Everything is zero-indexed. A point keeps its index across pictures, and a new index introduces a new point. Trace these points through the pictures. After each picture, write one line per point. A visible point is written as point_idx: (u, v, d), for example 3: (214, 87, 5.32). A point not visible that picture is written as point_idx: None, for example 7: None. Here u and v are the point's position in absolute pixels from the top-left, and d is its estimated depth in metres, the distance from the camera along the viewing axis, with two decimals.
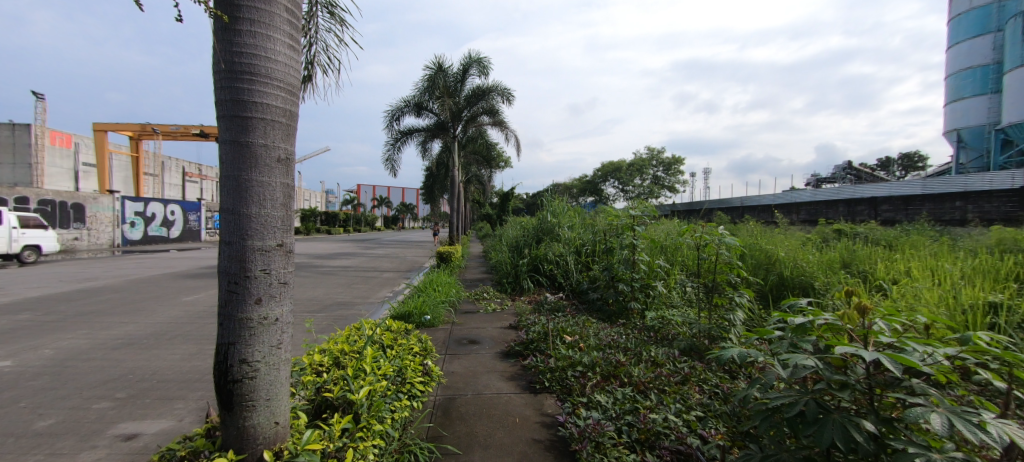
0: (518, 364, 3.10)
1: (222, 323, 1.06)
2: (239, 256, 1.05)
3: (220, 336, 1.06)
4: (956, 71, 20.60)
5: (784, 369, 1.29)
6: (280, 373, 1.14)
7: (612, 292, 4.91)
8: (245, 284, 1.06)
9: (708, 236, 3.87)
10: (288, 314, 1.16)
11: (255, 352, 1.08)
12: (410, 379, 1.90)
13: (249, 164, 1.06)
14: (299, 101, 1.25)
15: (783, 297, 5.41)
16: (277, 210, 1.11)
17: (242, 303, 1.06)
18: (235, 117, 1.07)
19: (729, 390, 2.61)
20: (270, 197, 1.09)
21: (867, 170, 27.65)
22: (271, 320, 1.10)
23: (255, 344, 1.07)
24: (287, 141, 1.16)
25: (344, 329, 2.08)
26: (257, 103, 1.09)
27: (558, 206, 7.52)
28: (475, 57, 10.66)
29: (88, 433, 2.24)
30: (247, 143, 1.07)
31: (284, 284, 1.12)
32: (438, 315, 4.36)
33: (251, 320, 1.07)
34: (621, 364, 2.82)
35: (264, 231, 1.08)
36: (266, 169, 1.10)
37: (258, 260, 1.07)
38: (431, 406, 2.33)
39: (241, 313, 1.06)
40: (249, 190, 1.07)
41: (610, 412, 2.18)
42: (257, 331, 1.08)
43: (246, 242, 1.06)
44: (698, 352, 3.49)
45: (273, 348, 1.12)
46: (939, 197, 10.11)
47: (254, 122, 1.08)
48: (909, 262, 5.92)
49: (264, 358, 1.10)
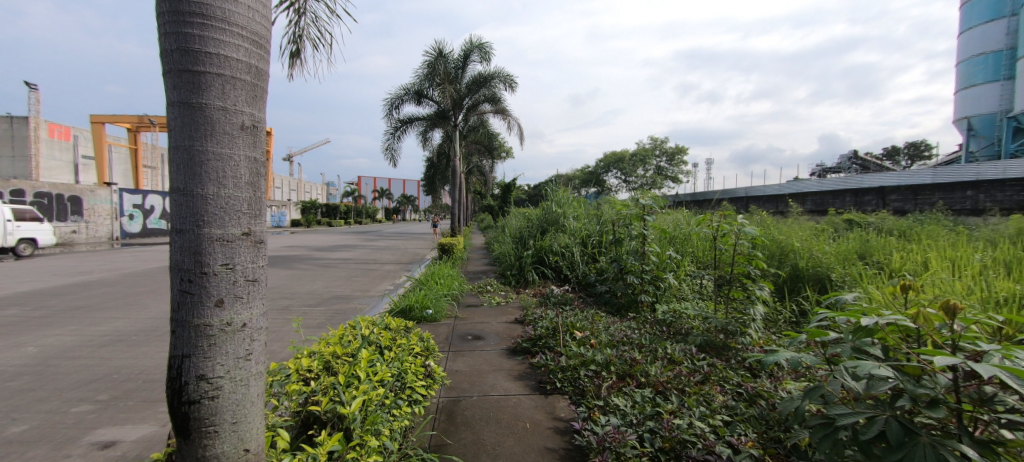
0: (527, 362, 2.91)
1: (176, 332, 0.89)
2: (195, 247, 0.88)
3: (174, 347, 0.90)
4: (968, 57, 20.06)
5: (854, 379, 1.10)
6: (250, 389, 0.98)
7: (620, 284, 4.71)
8: (202, 282, 0.88)
9: (726, 225, 3.59)
10: (262, 317, 0.99)
11: (219, 365, 0.91)
12: (411, 384, 1.70)
13: (203, 132, 0.89)
14: (269, 58, 1.07)
15: (798, 290, 5.22)
16: (243, 189, 0.94)
17: (199, 307, 0.89)
18: (183, 72, 0.89)
19: (754, 390, 2.46)
20: (232, 174, 0.91)
21: (873, 159, 27.27)
22: (235, 326, 0.93)
23: (215, 356, 0.90)
24: (253, 105, 0.98)
25: (337, 328, 1.88)
26: (210, 55, 0.90)
27: (563, 196, 7.28)
28: (475, 43, 10.34)
29: (62, 440, 2.07)
30: (201, 107, 0.89)
31: (252, 282, 0.95)
32: (441, 309, 4.19)
33: (210, 327, 0.89)
34: (636, 362, 2.64)
35: (226, 217, 0.90)
36: (226, 139, 0.92)
37: (218, 253, 0.90)
38: (433, 410, 2.15)
39: (198, 318, 0.89)
40: (205, 165, 0.89)
41: (630, 417, 2.00)
42: (219, 340, 0.91)
43: (202, 230, 0.88)
44: (714, 348, 3.32)
45: (240, 360, 0.94)
46: (949, 186, 9.93)
47: (208, 78, 0.90)
48: (928, 252, 5.71)
49: (228, 373, 0.93)
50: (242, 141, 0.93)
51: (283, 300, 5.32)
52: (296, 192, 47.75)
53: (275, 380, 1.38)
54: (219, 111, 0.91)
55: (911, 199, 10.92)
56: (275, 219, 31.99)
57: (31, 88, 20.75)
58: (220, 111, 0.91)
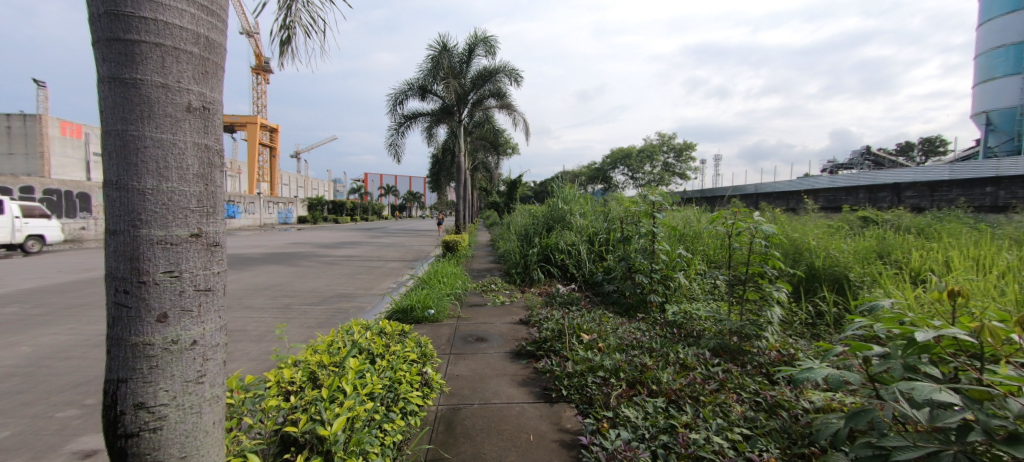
0: (531, 367, 2.77)
1: (113, 354, 0.88)
2: (134, 252, 0.86)
3: (110, 371, 0.88)
4: (988, 49, 19.42)
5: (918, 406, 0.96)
6: (202, 417, 0.96)
7: (629, 284, 4.55)
8: (139, 294, 0.86)
9: (741, 223, 3.38)
10: (218, 333, 0.98)
11: (162, 391, 0.89)
12: (404, 394, 1.56)
13: (141, 115, 0.86)
14: (222, 29, 1.02)
15: (813, 290, 5.03)
16: (193, 183, 0.91)
17: (139, 322, 0.87)
18: (113, 40, 0.85)
19: (774, 400, 2.31)
20: (175, 164, 0.88)
21: (887, 156, 26.68)
22: (183, 344, 0.91)
23: (156, 380, 0.88)
24: (202, 83, 0.94)
25: (326, 334, 1.76)
26: (143, 21, 0.86)
27: (569, 192, 7.11)
28: (480, 37, 10.18)
29: (44, 448, 1.97)
30: (136, 83, 0.86)
31: (204, 291, 0.93)
32: (443, 309, 4.08)
33: (152, 347, 0.88)
34: (648, 368, 2.49)
35: (167, 218, 0.87)
36: (167, 121, 0.89)
37: (159, 257, 0.87)
38: (431, 421, 2.02)
39: (138, 336, 0.87)
40: (142, 153, 0.86)
41: (641, 431, 1.86)
42: (162, 362, 0.89)
43: (139, 232, 0.85)
44: (727, 352, 3.18)
45: (189, 383, 0.93)
46: (968, 182, 9.61)
47: (144, 48, 0.86)
48: (949, 251, 5.48)
49: (174, 400, 0.90)
50: (188, 125, 0.90)
51: (285, 298, 5.23)
52: (303, 189, 47.97)
53: (245, 397, 1.23)
54: (159, 88, 0.87)
55: (927, 197, 10.61)
56: (281, 215, 32.13)
57: (41, 86, 20.89)
58: (161, 89, 0.88)
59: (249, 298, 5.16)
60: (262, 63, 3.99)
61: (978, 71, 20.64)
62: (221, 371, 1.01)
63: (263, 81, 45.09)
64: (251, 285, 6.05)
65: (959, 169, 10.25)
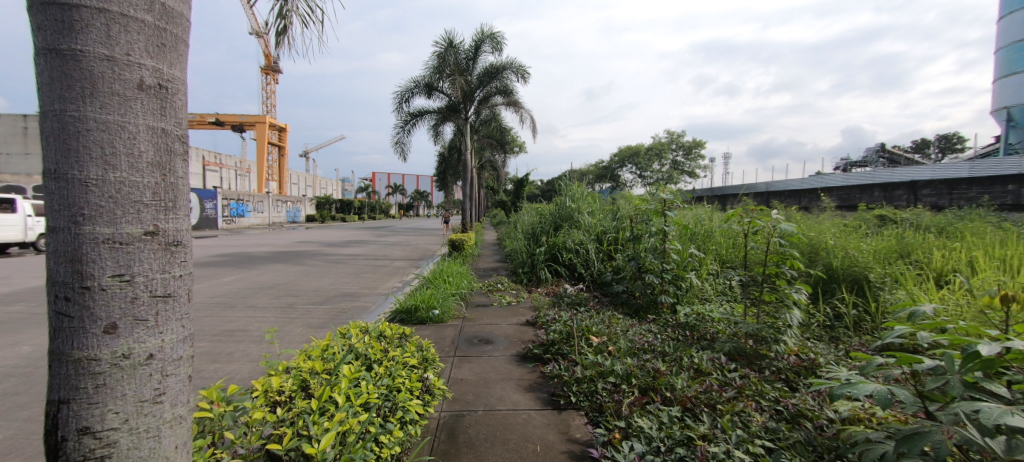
0: (538, 371, 2.65)
1: (54, 372, 0.84)
2: (77, 252, 0.82)
3: (52, 390, 0.85)
4: (1009, 43, 18.86)
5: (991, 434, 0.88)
6: (162, 441, 0.94)
7: (638, 284, 4.42)
8: (83, 302, 0.83)
9: (759, 221, 3.21)
10: (180, 344, 0.95)
11: (111, 414, 0.86)
12: (404, 403, 1.44)
13: (83, 92, 0.82)
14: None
15: (831, 291, 4.86)
16: (149, 172, 0.88)
17: (84, 334, 0.83)
18: (50, 7, 0.82)
19: (796, 409, 2.20)
20: (124, 150, 0.85)
21: (902, 153, 26.10)
22: (136, 359, 0.88)
23: (101, 403, 0.84)
24: (156, 56, 0.90)
25: (322, 337, 1.67)
26: None
27: (577, 190, 6.98)
28: (487, 33, 10.06)
29: (34, 453, 1.91)
30: (78, 55, 0.82)
31: (164, 297, 0.91)
32: (448, 309, 3.98)
33: (99, 363, 0.84)
34: (661, 373, 2.37)
35: (116, 214, 0.84)
36: (114, 101, 0.85)
37: (107, 257, 0.83)
38: (433, 428, 1.92)
39: (84, 352, 0.83)
40: (86, 137, 0.82)
41: (656, 443, 1.74)
42: (113, 380, 0.86)
43: (83, 230, 0.82)
44: (743, 355, 3.05)
45: (142, 403, 0.89)
46: (989, 180, 9.31)
47: (85, 15, 0.82)
48: (973, 251, 5.27)
49: (127, 423, 0.87)
50: (139, 104, 0.87)
51: (288, 298, 5.18)
52: (311, 188, 48.30)
53: (226, 411, 1.13)
54: (104, 61, 0.83)
55: (945, 195, 10.32)
56: (290, 214, 32.39)
57: None
58: (106, 61, 0.84)
59: (252, 298, 5.11)
60: (268, 61, 3.94)
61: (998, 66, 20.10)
62: (183, 388, 0.98)
63: (271, 81, 45.34)
64: (256, 284, 6.01)
65: (980, 166, 9.94)
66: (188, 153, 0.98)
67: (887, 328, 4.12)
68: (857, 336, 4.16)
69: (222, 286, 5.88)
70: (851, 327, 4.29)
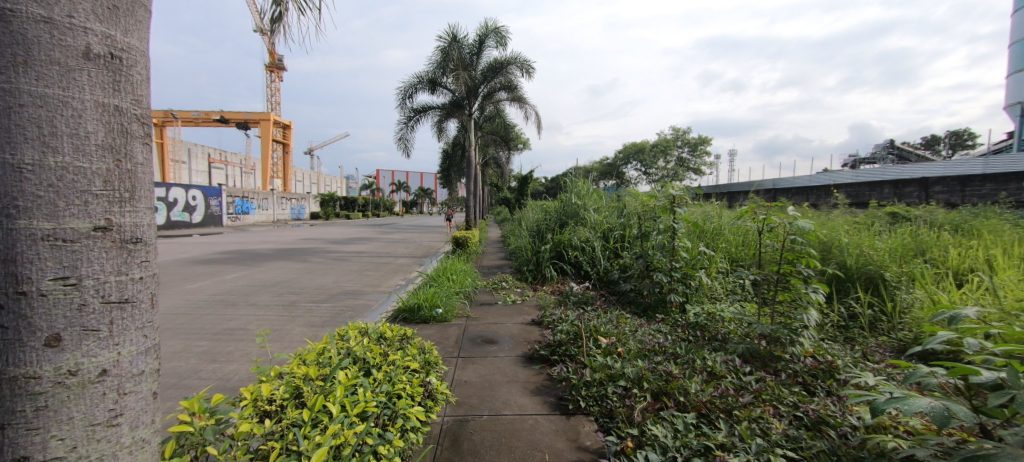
0: (545, 373, 2.56)
1: None
2: (10, 251, 0.78)
3: None
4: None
5: None
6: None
7: (647, 283, 4.30)
8: (20, 310, 0.80)
9: (774, 218, 3.07)
10: (140, 356, 0.97)
11: (55, 441, 0.83)
12: (404, 411, 1.35)
13: (16, 61, 0.79)
14: None
15: (845, 290, 4.73)
16: (99, 157, 0.87)
17: (21, 349, 0.80)
18: None
19: (817, 415, 2.11)
20: (69, 127, 0.83)
21: (911, 150, 25.77)
22: (85, 376, 0.86)
23: (44, 427, 0.82)
24: (104, 21, 0.89)
25: (318, 341, 1.58)
26: None
27: (583, 187, 6.86)
28: (491, 27, 9.94)
29: None
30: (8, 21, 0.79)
31: (122, 302, 0.92)
32: (452, 308, 3.89)
33: (40, 382, 0.81)
34: (674, 377, 2.27)
35: (57, 201, 0.82)
36: (51, 72, 0.82)
37: (50, 252, 0.82)
38: (436, 435, 1.83)
39: (19, 374, 0.80)
40: (21, 114, 0.80)
41: (672, 453, 1.64)
42: (57, 402, 0.83)
43: (17, 222, 0.79)
44: (757, 357, 2.95)
45: (93, 423, 0.88)
46: (1003, 177, 9.12)
47: None
48: (991, 250, 5.13)
49: (78, 444, 0.86)
50: (85, 76, 0.85)
51: (290, 295, 5.11)
52: (315, 185, 48.42)
53: (208, 423, 1.03)
54: (41, 24, 0.81)
55: (958, 192, 10.13)
56: (294, 211, 32.47)
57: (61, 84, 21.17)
58: (44, 25, 0.82)
59: (254, 295, 5.05)
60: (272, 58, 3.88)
61: (1012, 61, 19.72)
62: (143, 406, 0.99)
63: (276, 78, 45.34)
64: (259, 282, 5.95)
65: (993, 162, 9.75)
66: (146, 136, 0.97)
67: (903, 329, 3.99)
68: (872, 336, 4.05)
69: (225, 283, 5.83)
70: (866, 327, 4.17)
